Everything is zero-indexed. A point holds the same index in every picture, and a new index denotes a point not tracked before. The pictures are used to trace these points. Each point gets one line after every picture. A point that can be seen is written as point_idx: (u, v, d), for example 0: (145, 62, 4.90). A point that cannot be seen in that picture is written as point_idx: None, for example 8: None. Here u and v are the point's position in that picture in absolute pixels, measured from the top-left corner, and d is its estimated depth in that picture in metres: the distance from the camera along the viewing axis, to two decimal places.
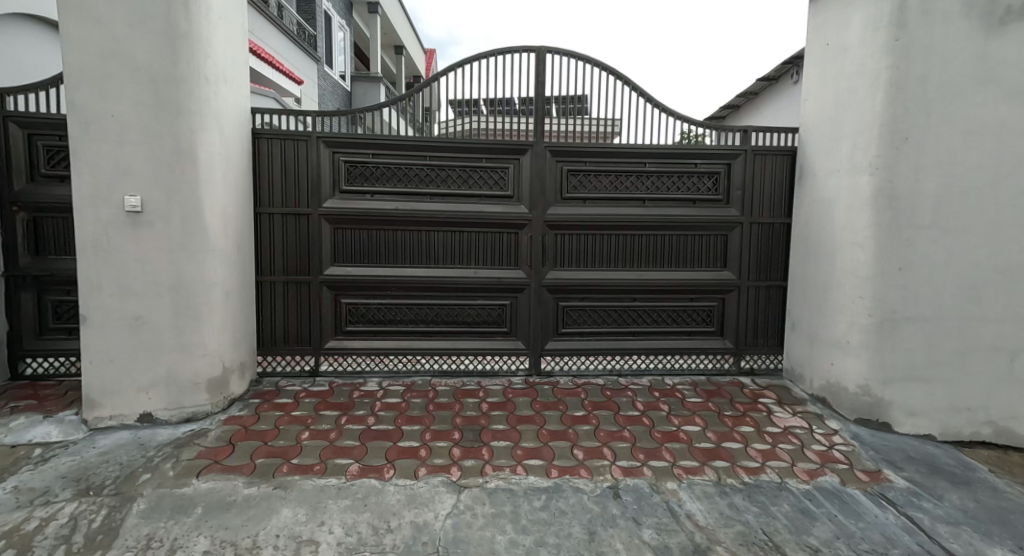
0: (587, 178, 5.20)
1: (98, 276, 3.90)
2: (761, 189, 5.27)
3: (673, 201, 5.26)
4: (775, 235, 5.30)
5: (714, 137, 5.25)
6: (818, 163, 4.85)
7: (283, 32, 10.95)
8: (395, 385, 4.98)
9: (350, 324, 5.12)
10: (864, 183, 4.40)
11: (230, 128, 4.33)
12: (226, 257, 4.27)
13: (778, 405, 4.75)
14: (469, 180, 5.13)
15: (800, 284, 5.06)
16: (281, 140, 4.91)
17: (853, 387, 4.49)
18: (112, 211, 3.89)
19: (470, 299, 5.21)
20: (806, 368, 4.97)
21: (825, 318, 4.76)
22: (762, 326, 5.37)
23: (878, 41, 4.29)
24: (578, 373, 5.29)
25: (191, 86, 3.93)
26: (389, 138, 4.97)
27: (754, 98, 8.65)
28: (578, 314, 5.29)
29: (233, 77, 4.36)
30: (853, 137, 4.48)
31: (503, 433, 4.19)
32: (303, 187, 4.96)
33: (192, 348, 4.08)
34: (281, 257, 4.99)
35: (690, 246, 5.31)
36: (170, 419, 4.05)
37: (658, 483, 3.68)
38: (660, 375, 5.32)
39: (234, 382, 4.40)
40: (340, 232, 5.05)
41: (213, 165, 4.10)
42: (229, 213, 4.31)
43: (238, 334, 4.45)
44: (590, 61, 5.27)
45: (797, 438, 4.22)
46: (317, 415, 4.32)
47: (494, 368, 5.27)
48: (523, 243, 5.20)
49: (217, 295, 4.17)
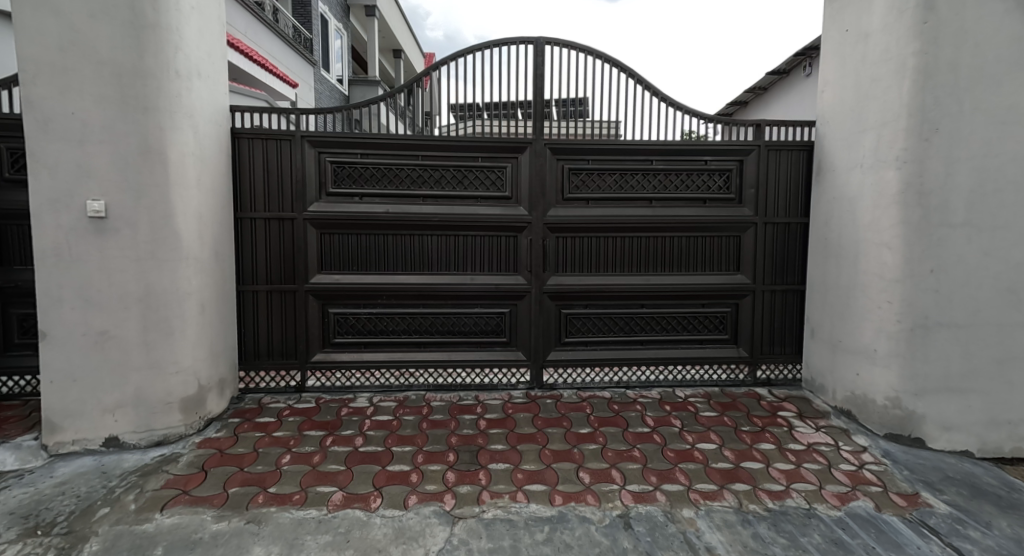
0: (590, 178, 4.88)
1: (59, 289, 3.57)
2: (776, 187, 4.93)
3: (682, 200, 4.93)
4: (791, 236, 4.96)
5: (725, 132, 4.92)
6: (839, 158, 4.52)
7: (280, 35, 10.70)
8: (386, 401, 4.64)
9: (338, 335, 4.79)
10: (892, 178, 4.07)
11: (205, 127, 4.01)
12: (202, 267, 3.96)
13: (799, 419, 4.40)
14: (465, 180, 4.81)
15: (821, 288, 4.72)
16: (263, 139, 4.60)
17: (882, 399, 4.15)
18: (74, 217, 3.57)
19: (467, 307, 4.88)
20: (829, 379, 4.62)
21: (848, 325, 4.41)
22: (779, 334, 5.03)
23: (903, 26, 3.97)
24: (583, 385, 4.95)
25: (160, 80, 3.62)
26: (379, 137, 4.66)
27: (762, 92, 8.36)
28: (581, 322, 4.95)
29: (208, 72, 4.04)
30: (878, 128, 4.15)
31: (502, 454, 3.85)
32: (287, 190, 4.65)
33: (163, 365, 3.76)
34: (265, 265, 4.67)
35: (701, 248, 4.98)
36: (138, 442, 3.72)
37: (674, 510, 3.33)
38: (670, 387, 4.97)
39: (211, 400, 4.07)
40: (327, 237, 4.73)
41: (184, 167, 3.79)
42: (205, 219, 3.99)
43: (216, 349, 4.13)
44: (591, 53, 4.96)
45: (822, 457, 3.87)
46: (301, 435, 3.99)
47: (493, 381, 4.93)
48: (523, 247, 4.87)
49: (191, 307, 3.86)
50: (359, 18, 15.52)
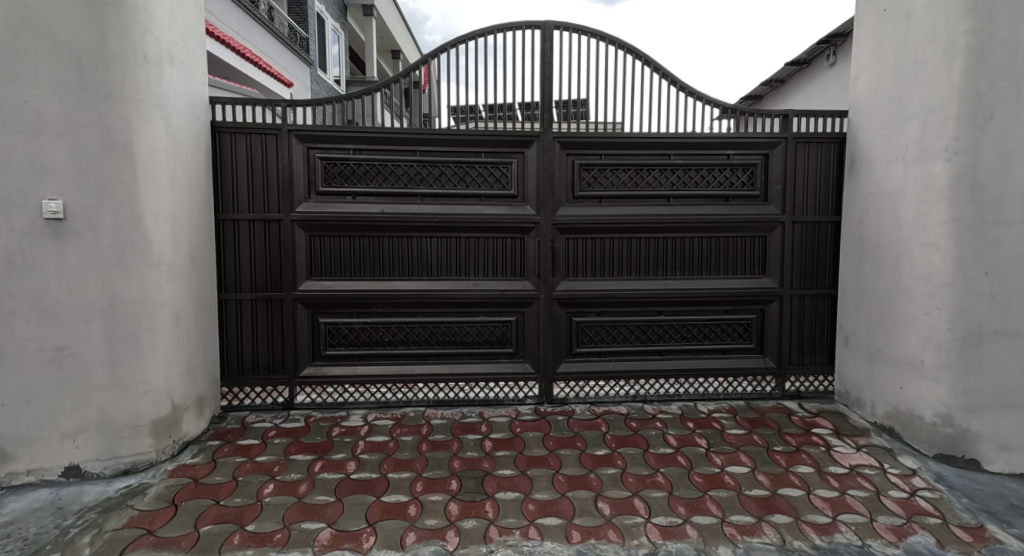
0: (603, 174, 4.49)
1: (11, 300, 3.18)
2: (805, 183, 4.53)
3: (703, 198, 4.53)
4: (822, 236, 4.56)
5: (750, 123, 4.53)
6: (876, 150, 4.13)
7: (274, 35, 10.33)
8: (382, 419, 4.23)
9: (329, 348, 4.40)
10: (940, 171, 3.67)
11: (180, 120, 3.62)
12: (177, 273, 3.58)
13: (837, 437, 4.00)
14: (467, 178, 4.42)
15: (856, 293, 4.32)
16: (246, 134, 4.21)
17: (930, 416, 3.74)
18: (28, 219, 3.17)
19: (469, 316, 4.48)
20: (867, 392, 4.21)
21: (890, 334, 4.00)
22: (809, 342, 4.63)
23: (953, 2, 3.58)
24: (596, 400, 4.54)
25: (125, 65, 3.24)
26: (373, 131, 4.27)
27: (780, 85, 7.99)
28: (594, 331, 4.56)
29: (183, 58, 3.66)
30: (924, 116, 3.76)
31: (510, 481, 3.46)
32: (273, 188, 4.26)
33: (131, 384, 3.37)
34: (249, 271, 4.27)
35: (724, 250, 4.58)
36: (102, 472, 3.32)
37: (708, 549, 2.96)
38: (691, 401, 4.56)
39: (188, 422, 3.68)
40: (316, 240, 4.34)
41: (155, 162, 3.40)
42: (180, 221, 3.60)
43: (194, 364, 3.74)
44: (604, 39, 4.58)
45: (868, 481, 3.47)
46: (287, 460, 3.59)
47: (498, 396, 4.52)
48: (530, 250, 4.48)
49: (164, 318, 3.48)
50: (357, 18, 15.12)
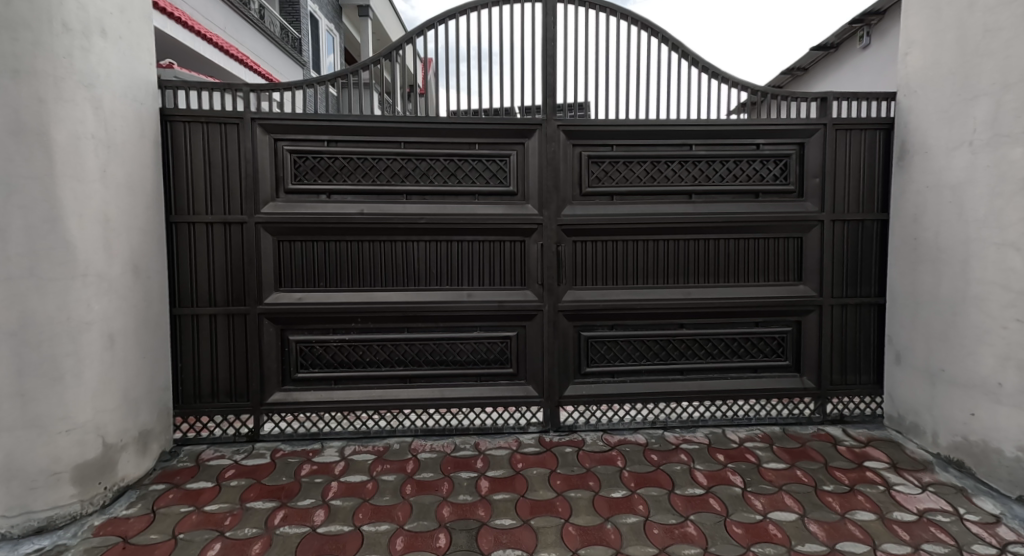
0: (615, 168, 3.90)
1: None
2: (848, 176, 3.94)
3: (730, 193, 3.94)
4: (867, 236, 3.96)
5: (784, 107, 3.94)
6: (935, 135, 3.54)
7: (264, 33, 9.76)
8: (361, 452, 3.63)
9: (301, 370, 3.80)
10: (1020, 157, 3.09)
11: (119, 104, 3.06)
12: (112, 286, 3.00)
13: (895, 472, 3.39)
14: (458, 173, 3.83)
15: (911, 303, 3.72)
16: (202, 123, 3.62)
17: (1011, 449, 3.14)
18: None
19: (462, 332, 3.88)
20: (926, 417, 3.61)
21: (958, 351, 3.40)
22: (854, 358, 4.02)
23: None
24: (609, 427, 3.92)
25: (36, 34, 2.69)
26: (349, 118, 3.69)
27: (803, 72, 7.43)
28: (606, 348, 3.96)
29: (122, 32, 3.08)
30: (997, 93, 3.18)
31: (510, 534, 2.88)
32: (233, 186, 3.67)
33: (47, 421, 2.79)
34: (207, 282, 3.69)
35: (754, 253, 3.98)
36: (10, 531, 2.77)
37: None
38: (719, 427, 3.96)
39: (126, 463, 3.10)
40: (285, 246, 3.75)
41: (80, 154, 2.84)
42: (115, 224, 3.02)
43: (135, 393, 3.16)
44: (613, 12, 4.01)
45: (944, 533, 2.89)
46: (242, 509, 3.01)
47: (496, 424, 3.90)
48: (532, 255, 3.88)
49: (93, 339, 2.90)
50: (351, 19, 14.56)
